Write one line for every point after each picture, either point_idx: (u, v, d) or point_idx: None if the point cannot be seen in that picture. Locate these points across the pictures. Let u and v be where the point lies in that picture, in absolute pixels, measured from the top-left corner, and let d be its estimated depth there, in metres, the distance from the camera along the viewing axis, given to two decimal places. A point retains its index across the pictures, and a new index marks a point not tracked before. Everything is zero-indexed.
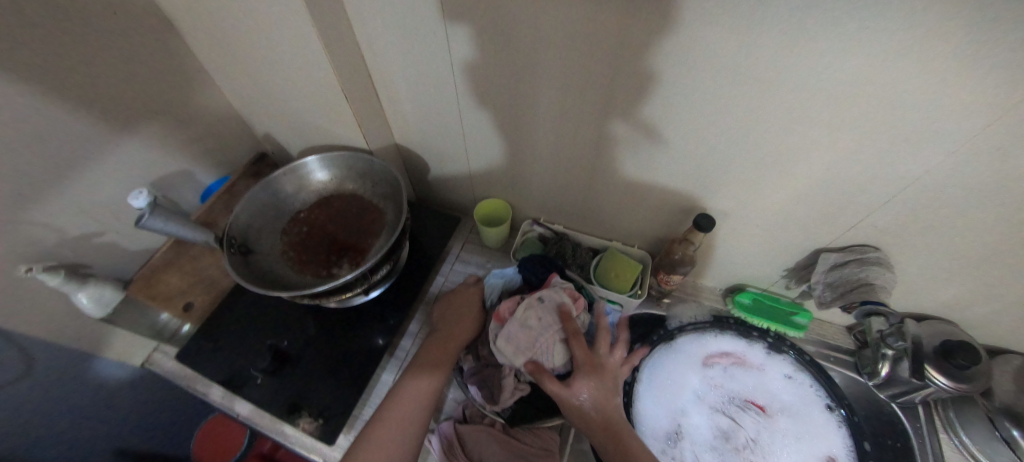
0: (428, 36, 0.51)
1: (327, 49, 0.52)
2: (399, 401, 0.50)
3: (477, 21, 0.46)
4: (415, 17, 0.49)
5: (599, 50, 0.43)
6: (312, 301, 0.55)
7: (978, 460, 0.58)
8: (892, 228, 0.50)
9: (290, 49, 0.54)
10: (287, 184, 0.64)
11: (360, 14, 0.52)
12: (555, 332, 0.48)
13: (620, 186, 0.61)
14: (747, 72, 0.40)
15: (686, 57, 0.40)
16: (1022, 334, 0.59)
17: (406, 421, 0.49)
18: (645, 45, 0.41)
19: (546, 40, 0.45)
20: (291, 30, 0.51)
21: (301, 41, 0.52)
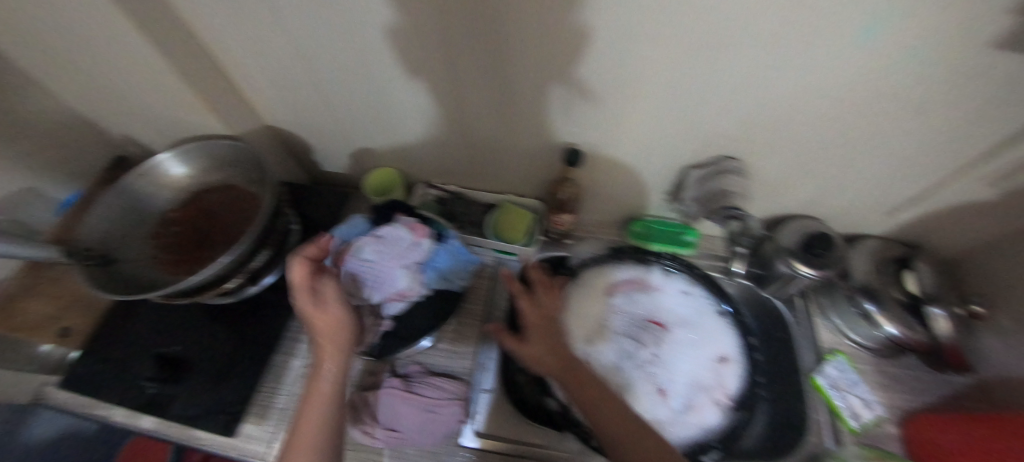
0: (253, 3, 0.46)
1: (143, 31, 0.46)
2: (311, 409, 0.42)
3: None
4: None
5: None
6: (189, 300, 0.54)
7: (845, 334, 0.69)
8: (740, 135, 0.54)
9: (100, 38, 0.47)
10: (147, 184, 0.59)
11: None
12: (405, 262, 0.52)
13: (501, 136, 0.61)
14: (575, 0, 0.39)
15: None
16: (869, 216, 0.67)
17: (321, 425, 0.42)
18: None
19: None
20: (91, 15, 0.44)
21: (109, 26, 0.45)
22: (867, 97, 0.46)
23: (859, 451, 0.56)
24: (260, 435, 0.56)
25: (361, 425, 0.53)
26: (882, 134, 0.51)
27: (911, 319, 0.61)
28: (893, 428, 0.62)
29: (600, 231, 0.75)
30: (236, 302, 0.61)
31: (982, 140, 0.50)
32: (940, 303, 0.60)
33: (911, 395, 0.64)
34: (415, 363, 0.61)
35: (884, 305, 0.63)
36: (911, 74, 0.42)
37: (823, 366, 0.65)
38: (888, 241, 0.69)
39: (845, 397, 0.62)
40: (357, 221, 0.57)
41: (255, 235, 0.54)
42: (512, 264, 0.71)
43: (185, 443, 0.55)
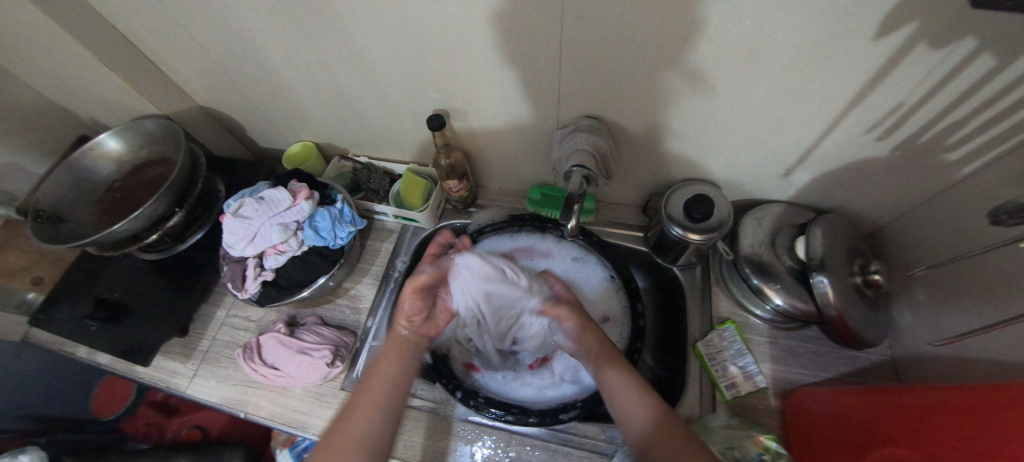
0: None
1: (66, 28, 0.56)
2: (367, 389, 0.53)
3: None
4: None
5: None
6: (117, 253, 0.64)
7: (743, 308, 0.66)
8: (593, 96, 0.55)
9: (37, 35, 0.58)
10: (94, 159, 0.71)
11: None
12: (275, 220, 0.57)
13: (388, 108, 0.66)
14: None
15: None
16: (761, 179, 0.66)
17: (377, 390, 0.53)
18: None
19: None
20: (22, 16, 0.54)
21: (39, 26, 0.55)
22: (692, 46, 0.45)
23: (727, 419, 0.55)
24: (184, 372, 0.66)
25: (248, 364, 0.61)
26: (733, 86, 0.50)
27: (803, 288, 0.60)
28: (775, 401, 0.60)
29: (503, 199, 0.80)
30: (165, 259, 0.71)
31: (837, 86, 0.47)
32: (827, 271, 0.56)
33: (805, 369, 0.62)
34: (314, 316, 0.68)
35: (771, 274, 0.61)
36: (718, 18, 0.41)
37: (708, 334, 0.63)
38: (791, 206, 0.67)
39: (723, 367, 0.60)
40: (261, 184, 0.64)
41: (167, 197, 0.64)
42: (417, 229, 0.77)
43: (127, 375, 0.67)
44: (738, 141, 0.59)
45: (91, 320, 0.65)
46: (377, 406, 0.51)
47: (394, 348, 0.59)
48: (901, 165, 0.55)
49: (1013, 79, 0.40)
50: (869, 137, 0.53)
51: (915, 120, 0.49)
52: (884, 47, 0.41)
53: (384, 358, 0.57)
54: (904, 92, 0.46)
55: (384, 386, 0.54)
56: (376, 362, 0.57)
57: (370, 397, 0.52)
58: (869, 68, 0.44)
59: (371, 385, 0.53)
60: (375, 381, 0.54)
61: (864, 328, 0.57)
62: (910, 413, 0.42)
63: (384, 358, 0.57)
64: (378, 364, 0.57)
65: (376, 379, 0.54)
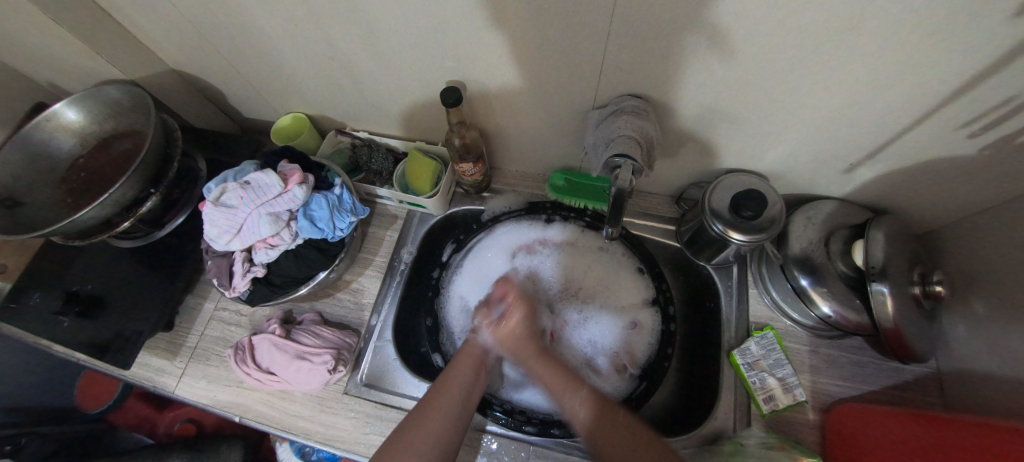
0: None
1: None
2: (440, 391, 0.50)
3: None
4: None
5: None
6: (85, 242, 0.56)
7: (781, 312, 0.61)
8: (637, 72, 0.47)
9: None
10: (51, 131, 0.61)
11: None
12: (262, 209, 0.49)
13: (391, 80, 0.57)
14: None
15: None
16: (815, 172, 0.58)
17: (459, 387, 0.51)
18: None
19: None
20: None
21: None
22: (774, 18, 0.36)
23: (764, 437, 0.51)
24: (171, 370, 0.61)
25: (241, 367, 0.56)
26: (808, 68, 0.42)
27: (855, 297, 0.54)
28: (814, 415, 0.55)
29: (520, 184, 0.72)
30: (144, 246, 0.63)
31: (939, 73, 0.39)
32: (888, 279, 0.49)
33: (846, 381, 0.57)
34: (312, 312, 0.62)
35: (820, 278, 0.55)
36: None
37: (745, 342, 0.59)
38: (845, 203, 0.60)
39: (761, 378, 0.56)
40: (248, 165, 0.55)
41: (138, 178, 0.55)
42: (424, 215, 0.70)
43: (110, 373, 0.61)
44: (800, 128, 0.51)
45: (63, 316, 0.58)
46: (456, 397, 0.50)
47: (469, 355, 0.55)
48: (986, 167, 0.48)
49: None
50: (957, 134, 0.45)
51: (1023, 118, 0.41)
52: (1019, 29, 0.33)
53: (461, 361, 0.54)
54: (1021, 84, 0.38)
55: (457, 394, 0.50)
56: (454, 363, 0.54)
57: (446, 401, 0.49)
58: (990, 52, 0.36)
59: (450, 378, 0.52)
60: (449, 385, 0.51)
61: (920, 344, 0.51)
62: (972, 452, 0.38)
63: (460, 364, 0.54)
64: (455, 366, 0.54)
65: (451, 382, 0.51)
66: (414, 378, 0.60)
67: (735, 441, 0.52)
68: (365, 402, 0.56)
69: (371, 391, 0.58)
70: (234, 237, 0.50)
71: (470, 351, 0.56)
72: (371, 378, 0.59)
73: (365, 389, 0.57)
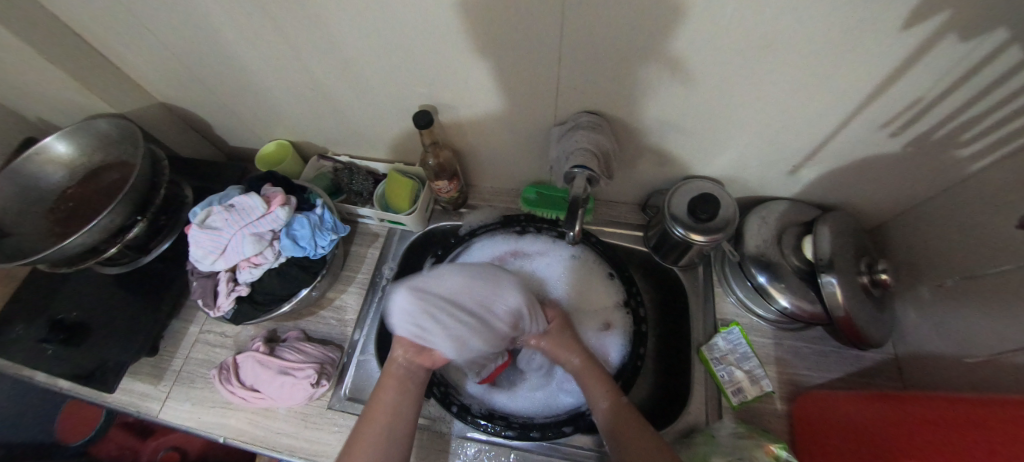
0: None
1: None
2: (364, 426, 0.48)
3: None
4: None
5: None
6: (72, 269, 0.58)
7: (746, 309, 0.64)
8: (592, 90, 0.51)
9: None
10: (41, 165, 0.63)
11: None
12: (245, 229, 0.52)
13: (369, 106, 0.62)
14: None
15: None
16: (764, 176, 0.63)
17: (387, 419, 0.49)
18: None
19: None
20: None
21: None
22: (702, 39, 0.41)
23: (734, 427, 0.53)
24: (155, 394, 0.61)
25: (225, 386, 0.57)
26: (739, 82, 0.47)
27: (809, 290, 0.58)
28: (782, 405, 0.58)
29: (496, 200, 0.76)
30: (130, 271, 0.65)
31: (853, 80, 0.44)
32: (835, 270, 0.53)
33: (810, 371, 0.60)
34: (296, 330, 0.64)
35: (776, 273, 0.59)
36: (732, 9, 0.38)
37: (712, 338, 0.62)
38: (796, 203, 0.65)
39: (729, 372, 0.59)
40: (233, 190, 0.58)
41: (125, 205, 0.58)
42: (404, 233, 0.73)
43: (93, 400, 0.61)
44: (744, 135, 0.56)
45: (47, 343, 0.59)
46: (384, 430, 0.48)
47: (388, 382, 0.52)
48: (910, 162, 0.53)
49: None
50: (881, 133, 0.50)
51: (933, 116, 0.46)
52: (908, 40, 0.38)
53: (379, 393, 0.51)
54: (923, 87, 0.43)
55: (382, 426, 0.48)
56: (372, 395, 0.51)
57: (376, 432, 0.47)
58: (890, 61, 0.41)
59: (372, 409, 0.49)
60: (372, 418, 0.49)
61: (872, 329, 0.54)
62: (916, 425, 0.40)
63: (381, 395, 0.51)
64: (373, 397, 0.51)
65: (371, 414, 0.49)
66: None
67: (707, 433, 0.54)
68: (348, 416, 0.57)
69: (354, 404, 0.59)
70: (218, 256, 0.53)
71: (388, 378, 0.52)
72: (355, 392, 0.61)
73: (348, 403, 0.59)
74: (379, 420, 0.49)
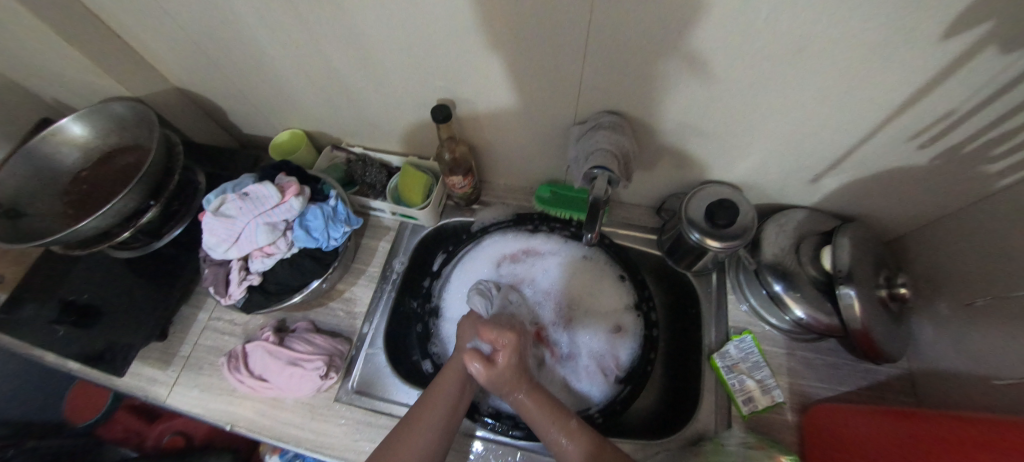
0: None
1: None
2: (426, 407, 0.50)
3: None
4: None
5: None
6: (85, 251, 0.58)
7: (760, 317, 0.63)
8: (615, 90, 0.50)
9: None
10: (56, 145, 0.63)
11: None
12: (260, 218, 0.52)
13: (386, 99, 0.61)
14: None
15: None
16: (784, 184, 0.62)
17: (446, 403, 0.51)
18: None
19: None
20: None
21: None
22: (732, 42, 0.40)
23: (744, 437, 0.53)
24: (164, 379, 0.61)
25: (234, 374, 0.57)
26: (766, 87, 0.46)
27: (826, 301, 0.56)
28: (792, 416, 0.57)
29: (509, 197, 0.75)
30: (142, 255, 0.65)
31: (885, 89, 0.43)
32: (854, 282, 0.52)
33: (822, 382, 0.59)
34: (305, 321, 0.64)
35: (792, 283, 0.58)
36: (766, 12, 0.37)
37: (724, 346, 0.61)
38: (815, 212, 0.64)
39: (740, 380, 0.58)
40: (247, 178, 0.58)
41: (140, 189, 0.58)
42: (416, 227, 0.72)
43: (102, 382, 0.61)
44: (767, 142, 0.55)
45: (58, 324, 0.59)
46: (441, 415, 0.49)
47: (454, 371, 0.54)
48: (936, 176, 0.52)
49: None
50: (909, 145, 0.49)
51: (964, 130, 0.45)
52: (946, 51, 0.37)
53: (444, 378, 0.53)
54: (956, 100, 0.42)
55: (442, 410, 0.50)
56: (438, 378, 0.53)
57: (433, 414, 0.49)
58: (925, 71, 0.40)
59: (437, 394, 0.51)
60: (434, 400, 0.51)
61: (888, 344, 0.54)
62: (931, 443, 0.39)
63: (444, 382, 0.53)
64: (439, 381, 0.53)
65: (435, 396, 0.51)
66: (404, 384, 0.61)
67: (716, 442, 0.53)
68: (355, 409, 0.57)
69: (361, 398, 0.59)
70: (232, 244, 0.52)
71: (455, 366, 0.55)
72: (363, 385, 0.60)
73: (355, 396, 0.58)
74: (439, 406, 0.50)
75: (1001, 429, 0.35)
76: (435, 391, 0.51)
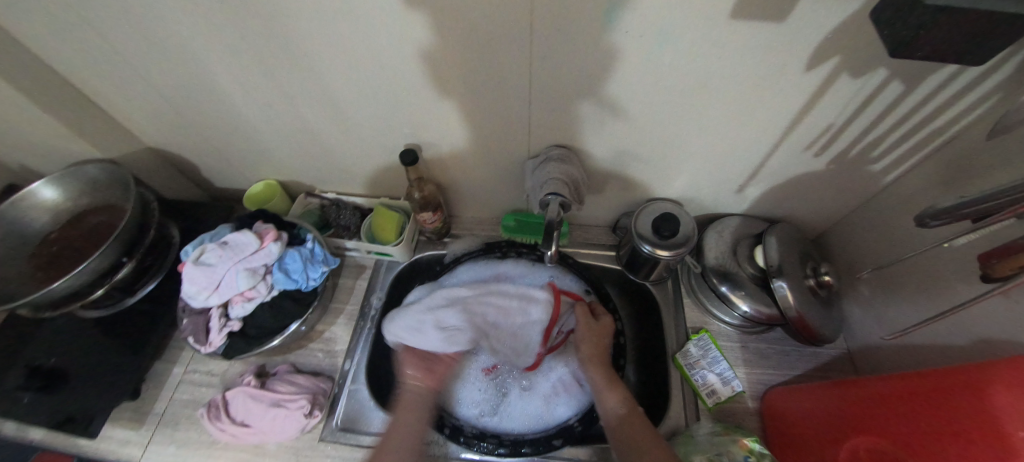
0: (89, 42, 0.52)
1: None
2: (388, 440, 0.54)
3: (116, 22, 0.48)
4: (65, 28, 0.50)
5: (228, 27, 0.46)
6: (55, 313, 0.58)
7: (711, 316, 0.70)
8: (561, 127, 0.58)
9: None
10: (26, 209, 0.64)
11: (24, 35, 0.52)
12: (241, 264, 0.54)
13: (358, 147, 0.66)
14: (344, 18, 0.44)
15: (289, 14, 0.44)
16: (717, 196, 0.71)
17: (409, 434, 0.55)
18: (253, 14, 0.44)
19: (179, 27, 0.48)
20: None
21: None
22: (649, 82, 0.49)
23: (711, 426, 0.57)
24: (137, 439, 0.60)
25: (215, 424, 0.57)
26: (684, 116, 0.55)
27: (765, 294, 0.64)
28: (752, 403, 0.63)
29: (478, 228, 0.81)
30: (112, 314, 0.65)
31: (775, 113, 0.53)
32: (784, 276, 0.60)
33: (774, 370, 0.65)
34: (286, 364, 0.65)
35: (735, 282, 0.65)
36: (669, 58, 0.46)
37: (685, 346, 0.67)
38: (747, 218, 0.73)
39: (702, 376, 0.63)
40: (223, 228, 0.60)
41: (115, 247, 0.59)
42: (391, 263, 0.76)
43: (68, 450, 0.59)
44: (694, 161, 0.63)
45: (23, 391, 0.57)
46: (406, 445, 0.54)
47: (408, 404, 0.58)
48: (833, 178, 0.62)
49: (925, 96, 0.46)
50: (807, 155, 0.59)
51: (844, 139, 0.55)
52: (811, 80, 0.47)
53: (402, 411, 0.58)
54: (830, 118, 0.52)
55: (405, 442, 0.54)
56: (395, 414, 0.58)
57: (396, 447, 0.53)
58: (801, 96, 0.50)
59: (395, 430, 0.55)
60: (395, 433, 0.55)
61: (822, 327, 0.61)
62: (867, 404, 0.45)
63: (401, 413, 0.57)
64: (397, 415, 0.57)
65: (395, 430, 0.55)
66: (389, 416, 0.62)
67: (687, 434, 0.57)
68: (342, 446, 0.58)
69: (347, 434, 0.59)
70: (211, 292, 0.54)
71: (407, 402, 0.59)
72: (347, 422, 0.61)
73: (341, 433, 0.59)
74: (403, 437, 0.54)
75: (947, 372, 0.38)
76: (393, 426, 0.56)
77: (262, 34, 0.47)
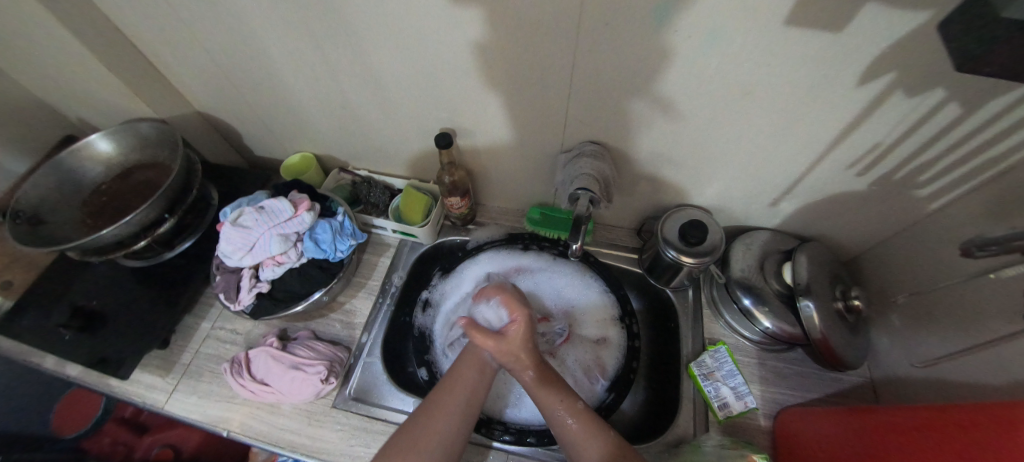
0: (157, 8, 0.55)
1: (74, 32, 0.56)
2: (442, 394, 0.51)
3: None
4: None
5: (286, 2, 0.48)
6: (100, 259, 0.61)
7: (731, 329, 0.69)
8: (597, 123, 0.58)
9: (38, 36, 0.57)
10: (82, 159, 0.68)
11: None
12: (275, 229, 0.56)
13: (395, 127, 0.68)
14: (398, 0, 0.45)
15: None
16: (749, 208, 0.70)
17: (463, 392, 0.52)
18: None
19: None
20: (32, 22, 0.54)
21: (47, 31, 0.55)
22: (693, 83, 0.48)
23: (721, 439, 0.56)
24: (163, 386, 0.63)
25: (236, 379, 0.59)
26: (725, 122, 0.54)
27: (790, 312, 0.62)
28: (766, 422, 0.61)
29: (501, 218, 0.81)
30: (150, 266, 0.69)
31: (821, 126, 0.51)
32: (812, 295, 0.58)
33: (791, 390, 0.64)
34: (307, 330, 0.67)
35: (759, 296, 0.64)
36: (717, 60, 0.45)
37: (700, 355, 0.66)
38: (778, 234, 0.71)
39: (715, 387, 0.62)
40: (261, 194, 0.63)
41: (160, 202, 0.62)
42: (414, 244, 0.77)
43: (100, 389, 0.63)
44: (730, 170, 0.62)
45: (66, 328, 0.61)
46: (459, 406, 0.50)
47: (472, 359, 0.56)
48: (875, 199, 0.60)
49: (985, 121, 0.44)
50: (849, 173, 0.57)
51: (891, 160, 0.53)
52: (863, 95, 0.46)
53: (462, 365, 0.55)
54: (879, 136, 0.51)
55: (460, 400, 0.51)
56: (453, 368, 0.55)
57: (449, 405, 0.50)
58: (851, 111, 0.48)
59: (452, 386, 0.52)
60: (448, 387, 0.52)
61: (847, 352, 0.59)
62: (890, 434, 0.43)
63: (464, 369, 0.54)
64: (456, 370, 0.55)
65: (451, 385, 0.53)
66: (400, 391, 0.63)
67: (694, 444, 0.57)
68: (353, 415, 0.60)
69: (358, 404, 0.61)
70: (245, 252, 0.56)
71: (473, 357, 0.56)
72: (359, 393, 0.63)
73: (353, 403, 0.61)
74: (457, 397, 0.51)
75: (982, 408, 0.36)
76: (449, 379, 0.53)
77: (318, 10, 0.49)
